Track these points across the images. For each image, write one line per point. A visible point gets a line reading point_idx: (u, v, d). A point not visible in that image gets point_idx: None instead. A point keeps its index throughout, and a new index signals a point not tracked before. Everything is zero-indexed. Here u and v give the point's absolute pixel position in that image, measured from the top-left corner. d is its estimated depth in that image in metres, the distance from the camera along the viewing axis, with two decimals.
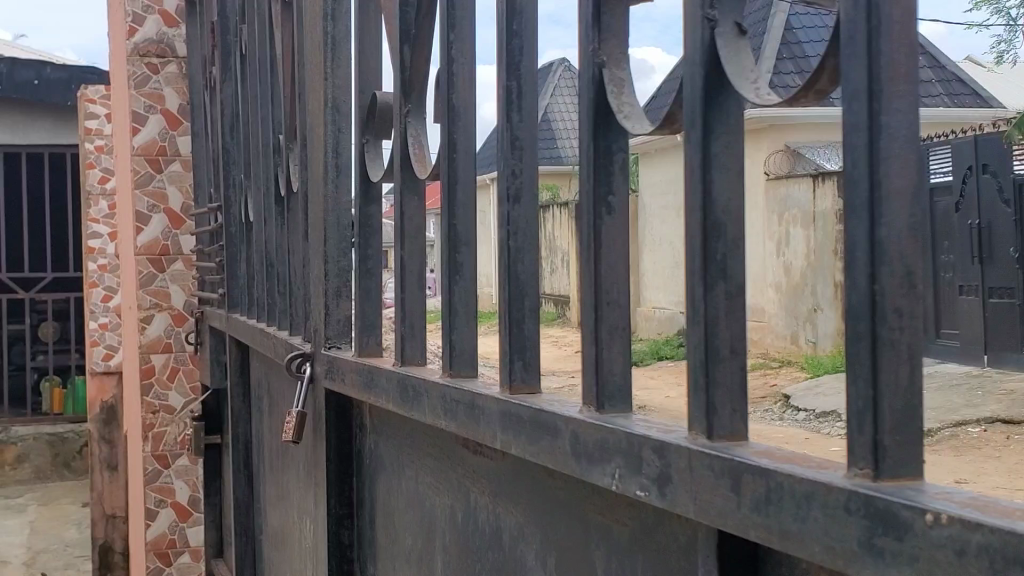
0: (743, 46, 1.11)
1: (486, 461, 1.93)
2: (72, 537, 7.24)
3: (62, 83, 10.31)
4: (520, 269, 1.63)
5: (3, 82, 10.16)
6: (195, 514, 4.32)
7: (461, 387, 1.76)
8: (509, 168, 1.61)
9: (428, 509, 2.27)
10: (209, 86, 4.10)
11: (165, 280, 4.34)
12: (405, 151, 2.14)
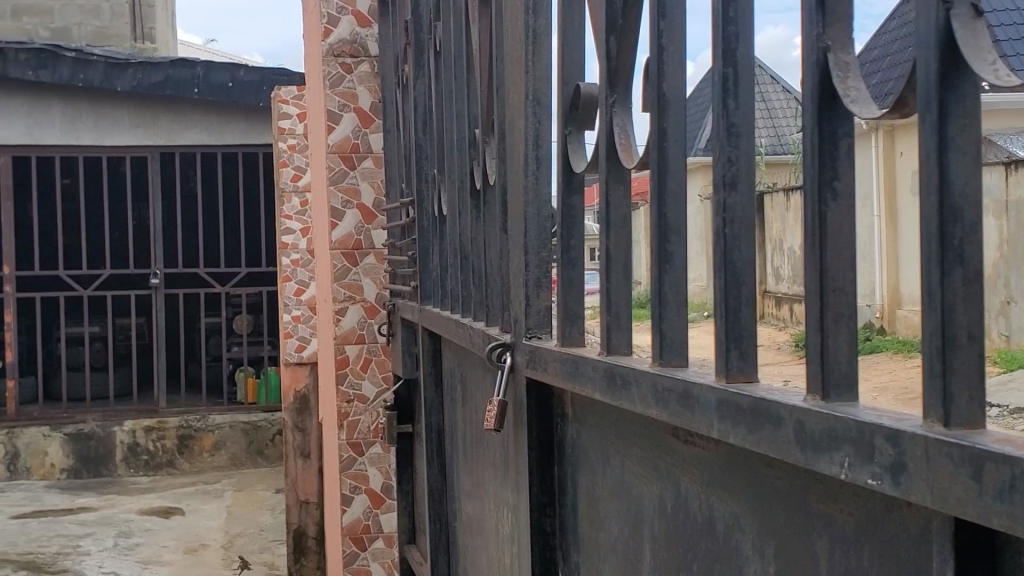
0: (981, 27, 0.94)
1: (699, 449, 1.56)
2: (266, 522, 7.45)
3: (255, 85, 10.62)
4: (736, 255, 1.38)
5: (199, 84, 10.48)
6: (389, 500, 4.38)
7: (675, 373, 1.49)
8: (724, 156, 1.36)
9: (635, 496, 1.84)
10: (401, 84, 4.06)
11: (357, 273, 4.39)
12: (610, 139, 1.84)
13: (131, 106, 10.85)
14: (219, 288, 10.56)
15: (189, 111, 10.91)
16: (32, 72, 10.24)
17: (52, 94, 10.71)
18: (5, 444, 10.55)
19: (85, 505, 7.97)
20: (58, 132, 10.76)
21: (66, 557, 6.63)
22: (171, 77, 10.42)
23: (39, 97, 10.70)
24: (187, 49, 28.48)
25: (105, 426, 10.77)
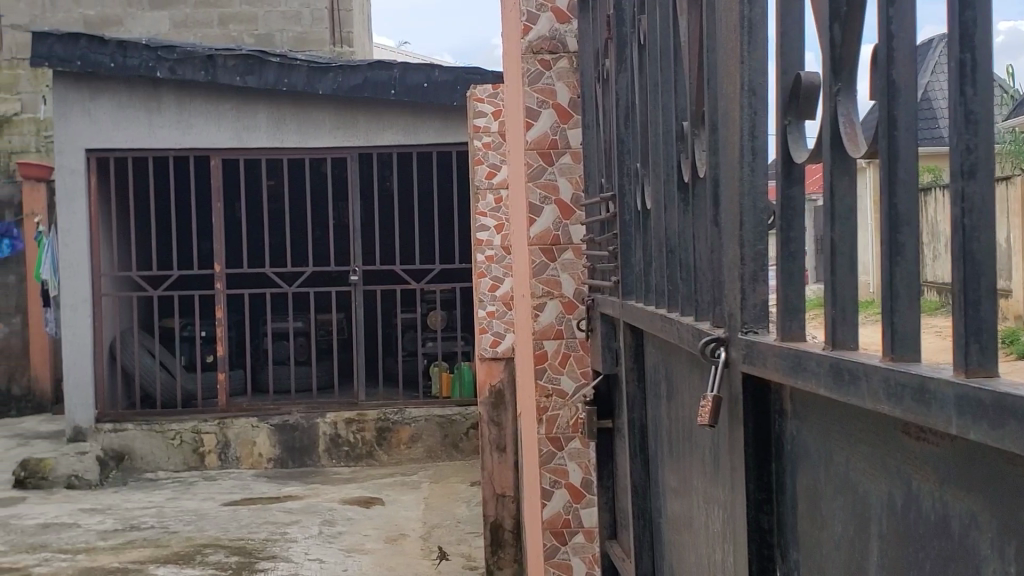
0: None
1: (932, 445, 1.17)
2: (465, 514, 6.00)
3: (450, 84, 9.22)
4: (977, 250, 1.06)
5: (395, 86, 9.16)
6: (590, 495, 4.05)
7: (906, 368, 1.15)
8: (960, 143, 1.06)
9: (858, 493, 1.39)
10: (601, 79, 3.80)
11: (556, 269, 4.09)
12: (835, 129, 1.40)
13: (333, 109, 9.44)
14: (416, 284, 9.04)
15: (389, 111, 9.44)
16: (238, 79, 9.15)
17: (255, 94, 9.38)
18: (213, 434, 9.16)
19: (288, 491, 6.64)
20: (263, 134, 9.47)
21: (275, 544, 5.38)
22: (369, 79, 9.13)
23: (243, 98, 9.39)
24: (381, 51, 27.84)
25: (308, 416, 9.25)
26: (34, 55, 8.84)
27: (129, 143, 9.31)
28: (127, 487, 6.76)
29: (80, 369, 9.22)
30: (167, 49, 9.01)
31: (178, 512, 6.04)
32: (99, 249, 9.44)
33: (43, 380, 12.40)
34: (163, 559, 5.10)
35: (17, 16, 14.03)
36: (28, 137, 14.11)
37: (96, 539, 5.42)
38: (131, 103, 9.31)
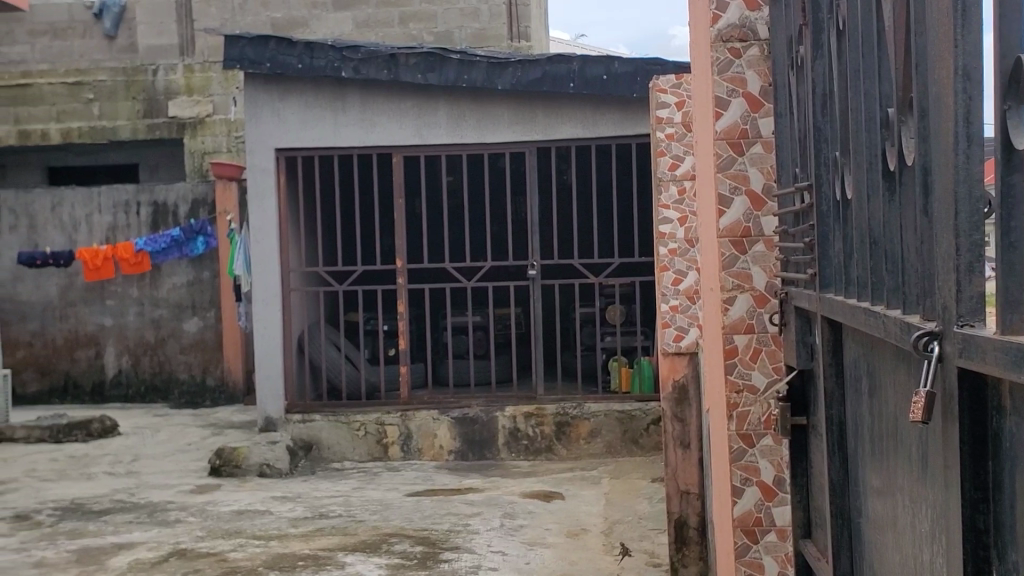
0: None
1: None
2: (647, 510, 5.92)
3: (629, 76, 8.04)
4: None
5: (575, 79, 8.12)
6: (783, 493, 3.77)
7: None
8: None
9: None
10: (795, 66, 3.37)
11: (747, 262, 3.76)
12: None
13: (514, 104, 8.35)
14: (594, 279, 8.13)
15: (571, 105, 8.30)
16: (420, 77, 8.26)
17: (438, 91, 8.42)
18: (396, 425, 8.22)
19: (469, 483, 6.72)
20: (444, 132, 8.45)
21: (458, 535, 5.44)
22: (549, 73, 8.13)
23: (423, 94, 8.43)
24: (559, 44, 27.85)
25: (488, 409, 8.19)
26: (224, 57, 8.20)
27: (316, 142, 8.45)
28: (315, 477, 6.96)
29: (273, 385, 8.46)
30: (351, 47, 8.22)
31: (363, 501, 6.18)
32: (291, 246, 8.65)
33: (235, 372, 11.63)
34: (351, 546, 5.22)
35: (208, 21, 14.51)
36: (220, 138, 14.43)
37: (287, 526, 5.59)
38: (316, 101, 8.45)
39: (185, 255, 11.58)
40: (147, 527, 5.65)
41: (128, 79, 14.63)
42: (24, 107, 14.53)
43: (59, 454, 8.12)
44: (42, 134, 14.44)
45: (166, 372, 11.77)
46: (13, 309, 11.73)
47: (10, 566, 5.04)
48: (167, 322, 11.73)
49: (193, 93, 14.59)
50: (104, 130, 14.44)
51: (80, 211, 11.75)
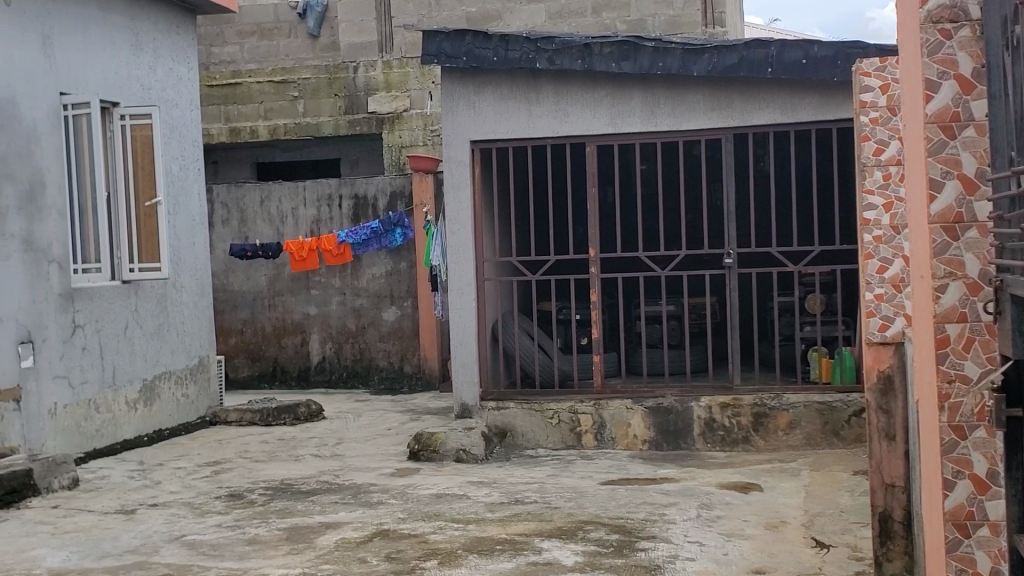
0: None
1: None
2: (850, 504, 5.79)
3: (830, 60, 7.85)
4: None
5: (773, 64, 7.98)
6: (996, 487, 3.49)
7: None
8: None
9: None
10: (1010, 46, 3.15)
11: (959, 248, 3.52)
12: None
13: (711, 91, 8.25)
14: (794, 268, 7.96)
15: (768, 89, 8.16)
16: (615, 65, 8.25)
17: (633, 80, 8.38)
18: (590, 414, 8.28)
19: (664, 473, 6.71)
20: (640, 122, 8.40)
21: (654, 524, 5.44)
22: (746, 58, 8.02)
23: (618, 83, 8.41)
24: (751, 30, 27.49)
25: (683, 399, 8.15)
26: (423, 53, 8.39)
27: (511, 134, 8.57)
28: (510, 463, 7.07)
29: (469, 372, 8.63)
30: (546, 38, 8.29)
31: (559, 488, 6.25)
32: (485, 236, 8.80)
33: (432, 360, 11.84)
34: (548, 533, 5.29)
35: (406, 17, 14.99)
36: (416, 132, 14.80)
37: (485, 511, 5.70)
38: (511, 93, 8.57)
39: (385, 247, 11.93)
40: (351, 508, 5.85)
41: (330, 76, 15.03)
42: (235, 107, 15.25)
43: (268, 436, 8.50)
44: (251, 131, 15.17)
45: (366, 359, 12.09)
46: (227, 298, 12.43)
47: (225, 542, 5.31)
48: (367, 311, 12.05)
49: (392, 88, 14.88)
50: (308, 127, 15.06)
51: (286, 205, 12.25)
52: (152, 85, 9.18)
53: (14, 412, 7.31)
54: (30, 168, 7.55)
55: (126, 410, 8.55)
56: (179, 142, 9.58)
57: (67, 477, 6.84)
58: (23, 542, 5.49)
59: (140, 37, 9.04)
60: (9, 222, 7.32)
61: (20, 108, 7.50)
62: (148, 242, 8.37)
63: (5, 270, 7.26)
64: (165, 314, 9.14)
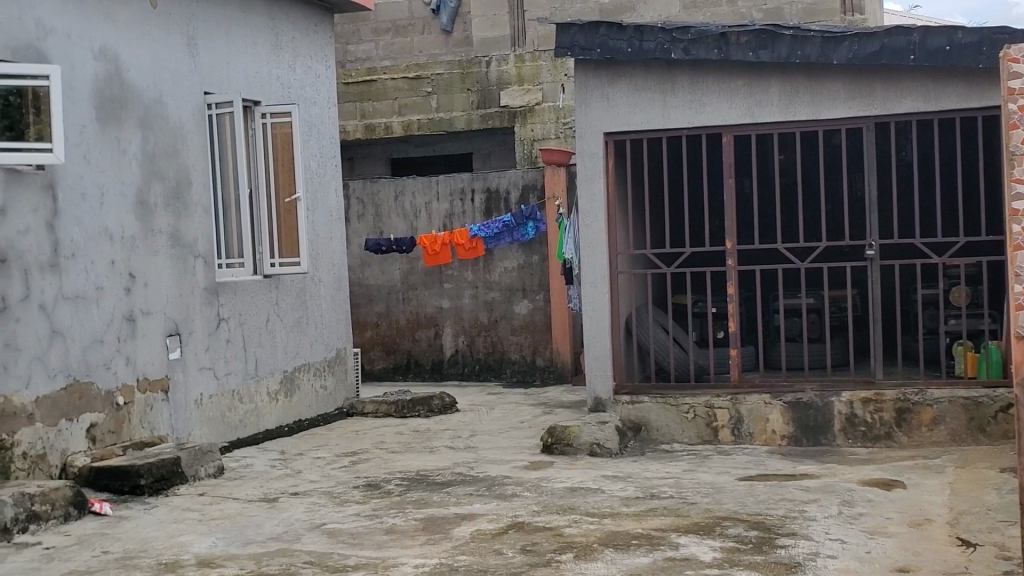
0: None
1: None
2: (998, 502, 5.60)
3: (974, 46, 7.56)
4: None
5: (916, 51, 7.74)
6: None
7: None
8: None
9: None
10: None
11: None
12: None
13: (851, 79, 8.05)
14: (939, 260, 7.73)
15: (912, 77, 7.92)
16: (752, 55, 8.13)
17: (770, 69, 8.25)
18: (727, 408, 8.18)
19: (804, 469, 6.58)
20: (776, 113, 8.26)
21: (793, 521, 5.35)
22: (888, 46, 7.79)
23: (754, 72, 8.28)
24: (891, 17, 26.72)
25: (824, 393, 7.99)
26: (556, 46, 8.42)
27: (646, 125, 8.52)
28: (645, 457, 7.03)
29: (603, 366, 8.63)
30: (681, 28, 8.23)
31: (695, 484, 6.18)
32: (619, 229, 8.78)
33: (564, 353, 11.84)
34: (685, 528, 5.24)
35: (539, 11, 15.06)
36: (549, 125, 14.82)
37: (620, 505, 5.68)
38: (646, 85, 8.52)
39: (517, 240, 11.96)
40: (486, 500, 5.90)
41: (463, 71, 15.17)
42: (369, 103, 15.50)
43: (404, 428, 8.61)
44: (386, 128, 15.41)
45: (498, 352, 12.17)
46: (362, 292, 12.66)
47: (363, 532, 5.41)
48: (499, 304, 12.12)
49: (524, 82, 14.92)
50: (441, 121, 15.12)
51: (420, 200, 12.40)
52: (291, 84, 9.40)
53: (163, 403, 7.57)
54: (177, 167, 7.82)
55: (268, 401, 8.77)
56: (318, 139, 9.78)
57: (213, 466, 7.06)
58: (172, 529, 5.69)
59: (281, 37, 9.27)
60: (158, 218, 7.58)
61: (167, 108, 7.76)
62: (288, 237, 8.61)
63: (154, 265, 7.53)
64: (305, 308, 9.34)
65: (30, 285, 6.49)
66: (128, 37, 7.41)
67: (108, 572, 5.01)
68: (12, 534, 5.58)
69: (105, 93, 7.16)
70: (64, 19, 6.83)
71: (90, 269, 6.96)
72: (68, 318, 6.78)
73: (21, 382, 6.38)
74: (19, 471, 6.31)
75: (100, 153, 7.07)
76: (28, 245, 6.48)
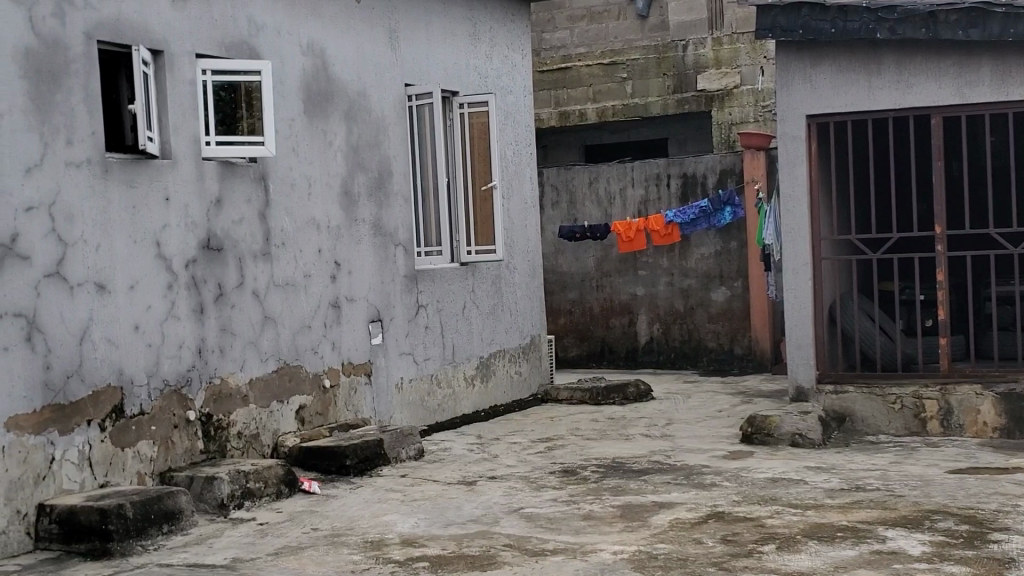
0: None
1: None
2: None
3: None
4: None
5: None
6: None
7: None
8: None
9: None
10: None
11: None
12: None
13: None
14: None
15: None
16: (961, 34, 7.77)
17: (981, 47, 7.88)
18: (936, 399, 7.88)
19: (1020, 463, 6.27)
20: (988, 93, 7.89)
21: (1007, 515, 5.10)
22: None
23: (964, 51, 7.93)
24: None
25: None
26: (757, 28, 8.25)
27: (850, 107, 8.27)
28: (850, 448, 6.83)
29: (806, 354, 8.45)
30: (887, 7, 7.91)
31: (901, 476, 5.97)
32: (821, 215, 8.56)
33: (762, 341, 11.62)
34: (892, 521, 5.07)
35: None
36: (747, 109, 14.65)
37: (824, 497, 5.54)
38: (849, 66, 8.26)
39: (714, 226, 11.76)
40: (684, 488, 5.85)
41: (659, 56, 15.12)
42: (564, 90, 15.69)
43: (599, 415, 8.63)
44: (579, 114, 15.54)
45: (695, 339, 12.03)
46: (556, 279, 12.75)
47: (561, 517, 5.44)
48: (695, 291, 11.97)
49: (722, 66, 14.77)
50: (636, 107, 15.20)
51: (615, 186, 12.39)
52: (488, 73, 9.52)
53: (366, 386, 7.81)
54: (379, 157, 8.04)
55: (465, 385, 8.94)
56: (514, 127, 9.86)
57: (414, 449, 7.23)
58: (377, 508, 5.86)
59: (478, 27, 9.40)
60: (362, 208, 7.82)
61: (370, 100, 7.98)
62: (484, 226, 8.74)
63: (358, 253, 7.76)
64: (500, 295, 9.47)
65: (244, 272, 6.80)
66: (335, 31, 7.66)
67: (317, 548, 5.19)
68: (228, 510, 5.87)
69: (312, 87, 7.42)
70: (274, 16, 7.10)
71: (298, 257, 7.23)
72: (279, 304, 7.06)
73: (236, 365, 6.71)
74: (235, 450, 6.66)
75: (308, 145, 7.34)
76: (242, 235, 6.78)
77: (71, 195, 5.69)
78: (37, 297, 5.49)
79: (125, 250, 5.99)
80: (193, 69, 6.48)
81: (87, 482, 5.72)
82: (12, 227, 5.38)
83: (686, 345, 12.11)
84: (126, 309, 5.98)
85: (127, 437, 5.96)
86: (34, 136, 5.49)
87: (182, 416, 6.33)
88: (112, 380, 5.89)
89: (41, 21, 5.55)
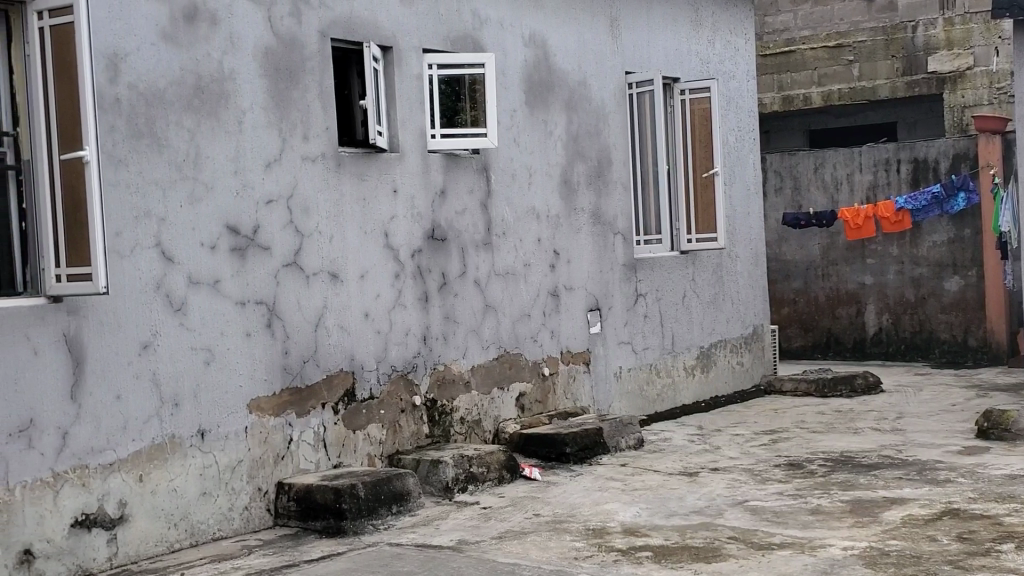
0: None
1: None
2: None
3: None
4: None
5: None
6: None
7: None
8: None
9: None
10: None
11: None
12: None
13: None
14: None
15: None
16: None
17: None
18: None
19: None
20: None
21: None
22: None
23: None
24: None
25: None
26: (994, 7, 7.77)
27: None
28: None
29: None
30: None
31: None
32: None
33: (999, 334, 11.09)
34: None
35: None
36: (981, 91, 14.00)
37: None
38: None
39: (946, 213, 11.31)
40: (918, 484, 5.63)
41: (888, 38, 14.62)
42: (788, 74, 15.14)
43: (825, 407, 8.40)
44: (805, 99, 14.96)
45: (927, 330, 11.57)
46: (779, 268, 12.49)
47: (788, 510, 5.33)
48: (927, 281, 11.52)
49: (954, 46, 14.23)
50: (864, 90, 14.63)
51: (841, 171, 12.05)
52: (709, 58, 9.38)
53: (585, 374, 7.85)
54: (598, 146, 8.06)
55: (685, 376, 8.89)
56: (736, 112, 9.70)
57: (633, 437, 7.24)
58: (599, 496, 5.90)
59: (700, 14, 9.28)
60: (580, 197, 7.86)
61: (590, 89, 8.01)
62: (704, 214, 8.78)
63: (577, 242, 7.82)
64: (721, 284, 9.35)
65: (467, 262, 6.94)
66: (556, 22, 7.72)
67: (541, 533, 5.26)
68: (453, 493, 6.03)
69: (533, 78, 7.50)
70: (497, 9, 7.22)
71: (519, 246, 7.33)
72: (500, 293, 7.18)
73: (459, 352, 6.87)
74: (457, 434, 6.83)
75: (530, 135, 7.43)
76: (465, 225, 6.93)
77: (307, 189, 5.95)
78: (276, 285, 5.77)
79: (356, 241, 6.21)
80: (419, 64, 6.68)
81: (321, 462, 5.99)
82: (254, 219, 5.67)
83: (917, 337, 11.67)
84: (357, 297, 6.21)
85: (358, 420, 6.21)
86: (273, 132, 5.77)
87: (409, 401, 6.52)
88: (345, 366, 6.14)
89: (278, 21, 5.81)
